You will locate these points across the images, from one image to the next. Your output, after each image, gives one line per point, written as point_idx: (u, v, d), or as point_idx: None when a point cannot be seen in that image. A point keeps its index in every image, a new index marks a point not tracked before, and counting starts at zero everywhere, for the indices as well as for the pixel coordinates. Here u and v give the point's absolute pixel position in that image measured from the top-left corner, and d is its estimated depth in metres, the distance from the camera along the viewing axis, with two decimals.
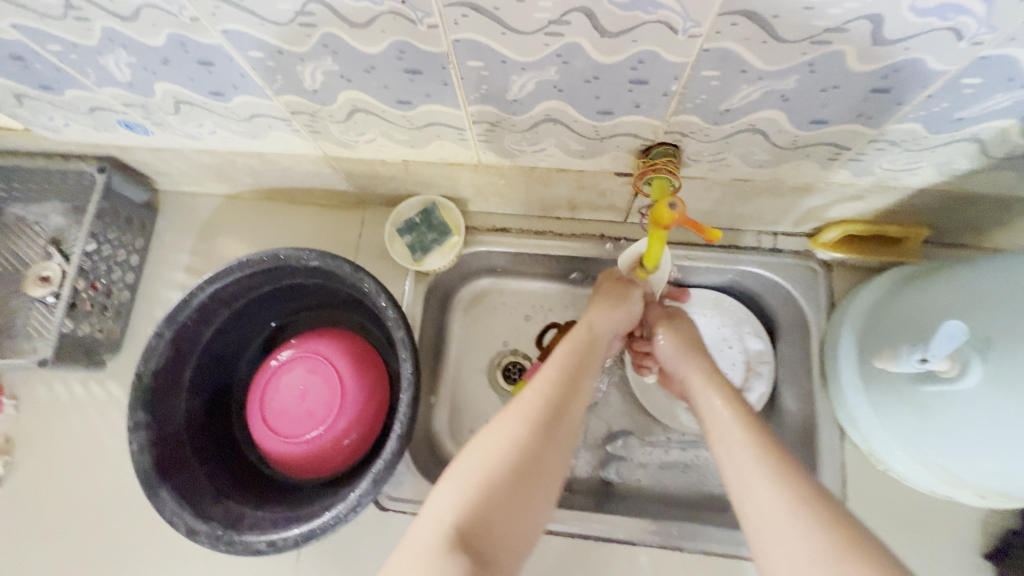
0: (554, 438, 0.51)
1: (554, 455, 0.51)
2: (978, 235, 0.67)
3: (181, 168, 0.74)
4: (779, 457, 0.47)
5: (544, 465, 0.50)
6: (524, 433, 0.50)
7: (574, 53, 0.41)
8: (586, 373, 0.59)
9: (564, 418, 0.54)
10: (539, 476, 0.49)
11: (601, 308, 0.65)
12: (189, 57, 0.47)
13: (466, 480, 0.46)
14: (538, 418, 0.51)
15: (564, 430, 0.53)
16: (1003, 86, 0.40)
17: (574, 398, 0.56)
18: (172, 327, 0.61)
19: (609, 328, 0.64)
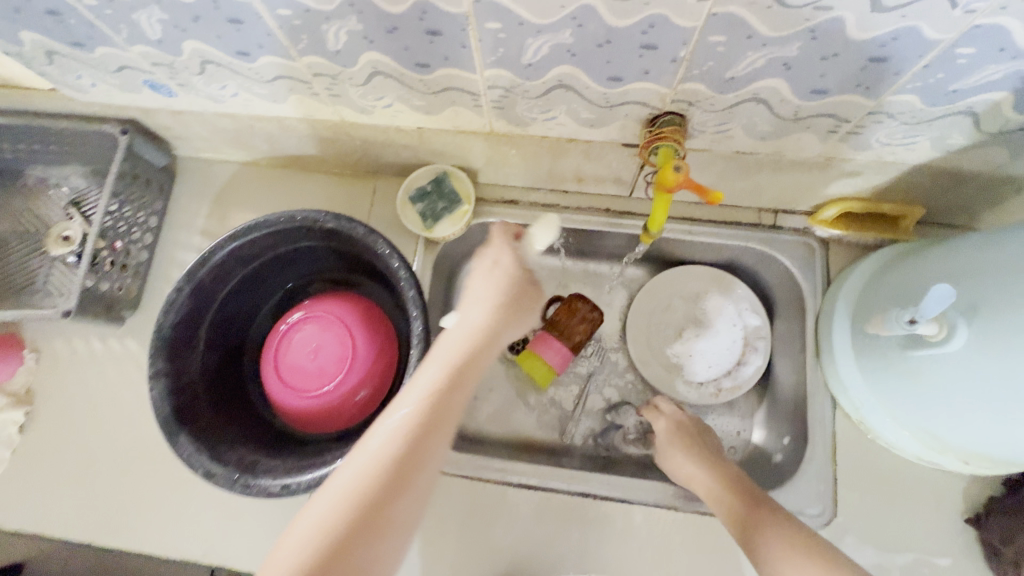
0: (427, 448, 0.44)
1: (426, 471, 0.44)
2: (972, 216, 0.69)
3: (200, 134, 0.76)
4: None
5: (403, 484, 0.42)
6: (394, 450, 0.43)
7: (588, 15, 0.43)
8: (480, 363, 0.51)
9: (438, 424, 0.45)
10: (407, 493, 0.43)
11: (502, 305, 0.54)
12: (220, 14, 0.49)
13: (327, 508, 0.41)
14: (409, 430, 0.44)
15: (441, 436, 0.45)
16: (995, 57, 0.42)
17: (460, 395, 0.48)
18: (192, 282, 0.63)
19: (507, 310, 0.54)
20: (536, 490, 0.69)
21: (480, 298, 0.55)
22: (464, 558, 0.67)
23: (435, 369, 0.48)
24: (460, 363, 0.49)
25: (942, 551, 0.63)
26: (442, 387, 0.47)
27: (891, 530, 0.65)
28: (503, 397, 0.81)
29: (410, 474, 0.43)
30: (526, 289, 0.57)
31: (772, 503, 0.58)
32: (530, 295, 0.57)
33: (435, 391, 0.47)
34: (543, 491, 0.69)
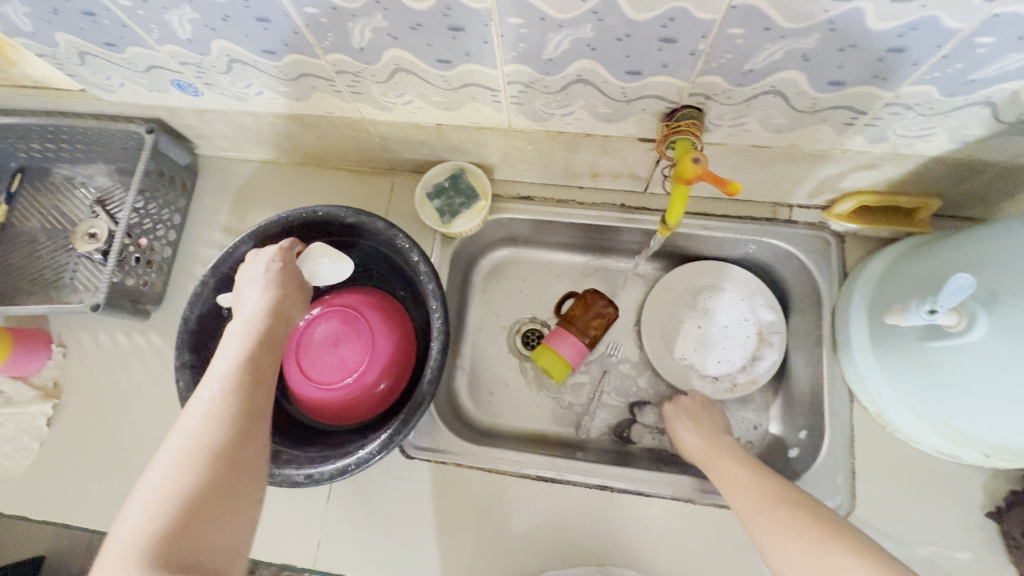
0: (249, 409, 0.44)
1: (253, 434, 0.43)
2: (989, 207, 0.69)
3: (224, 132, 0.78)
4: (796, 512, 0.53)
5: (243, 432, 0.42)
6: (209, 426, 0.42)
7: (609, 9, 0.44)
8: (281, 337, 0.52)
9: (258, 378, 0.47)
10: (240, 451, 0.41)
11: (283, 284, 0.56)
12: (249, 13, 0.50)
13: (156, 492, 0.38)
14: (218, 403, 0.43)
15: (257, 396, 0.45)
16: (1014, 45, 0.42)
17: (261, 363, 0.48)
18: (216, 276, 0.65)
19: (289, 297, 0.55)
20: (553, 483, 0.69)
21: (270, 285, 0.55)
22: (482, 549, 0.67)
23: (235, 350, 0.48)
24: (262, 340, 0.50)
25: (963, 545, 0.63)
26: (246, 360, 0.47)
27: (910, 523, 0.64)
28: (519, 391, 0.81)
29: (250, 419, 0.43)
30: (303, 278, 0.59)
31: (811, 506, 0.53)
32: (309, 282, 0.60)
33: (241, 366, 0.47)
34: (559, 484, 0.69)
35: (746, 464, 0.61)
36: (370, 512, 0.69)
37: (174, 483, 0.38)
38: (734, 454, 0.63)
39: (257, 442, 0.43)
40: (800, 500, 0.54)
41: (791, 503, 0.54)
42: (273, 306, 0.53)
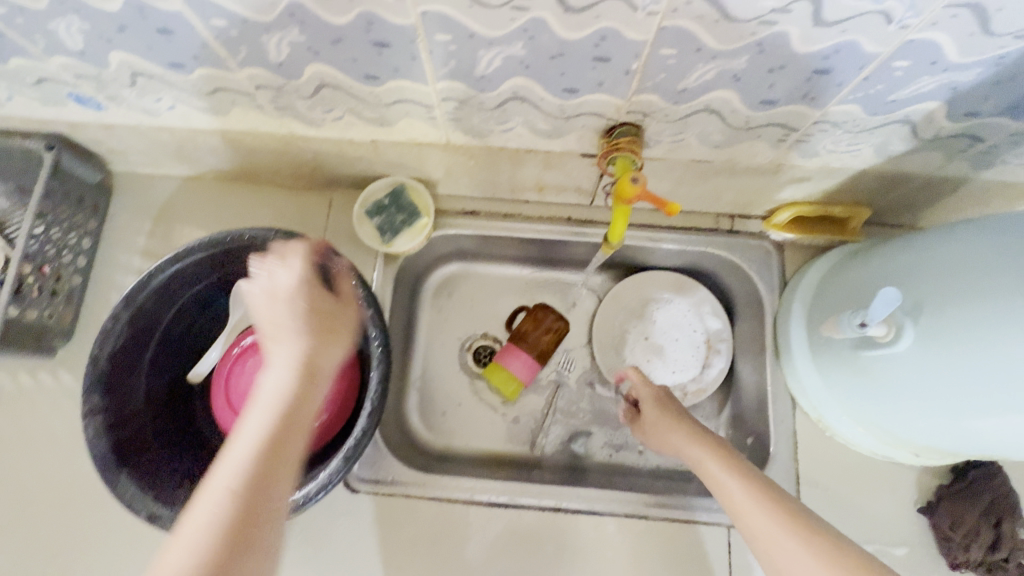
0: (262, 510, 0.38)
1: (264, 542, 0.37)
2: (914, 215, 0.72)
3: (138, 148, 0.71)
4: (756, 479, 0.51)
5: (250, 541, 0.37)
6: (218, 530, 0.36)
7: (539, 27, 0.42)
8: (311, 407, 0.43)
9: (276, 469, 0.39)
10: (248, 561, 0.36)
11: (318, 334, 0.46)
12: (148, 24, 0.45)
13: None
14: (232, 496, 0.37)
15: (273, 492, 0.39)
16: (928, 69, 0.44)
17: (285, 444, 0.40)
18: (131, 307, 0.59)
19: (324, 346, 0.46)
20: (508, 508, 0.68)
21: (290, 331, 0.45)
22: None
23: (259, 423, 0.40)
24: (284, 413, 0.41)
25: (899, 541, 0.66)
26: (268, 444, 0.39)
27: (851, 523, 0.66)
28: (471, 411, 0.79)
29: (252, 531, 0.37)
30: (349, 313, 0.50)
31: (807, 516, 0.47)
32: (347, 318, 0.50)
33: (257, 457, 0.39)
34: (514, 509, 0.68)
35: (728, 459, 0.53)
36: (314, 552, 0.65)
37: None
38: (709, 446, 0.55)
39: (264, 554, 0.37)
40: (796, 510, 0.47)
41: (786, 509, 0.47)
42: (304, 360, 0.44)
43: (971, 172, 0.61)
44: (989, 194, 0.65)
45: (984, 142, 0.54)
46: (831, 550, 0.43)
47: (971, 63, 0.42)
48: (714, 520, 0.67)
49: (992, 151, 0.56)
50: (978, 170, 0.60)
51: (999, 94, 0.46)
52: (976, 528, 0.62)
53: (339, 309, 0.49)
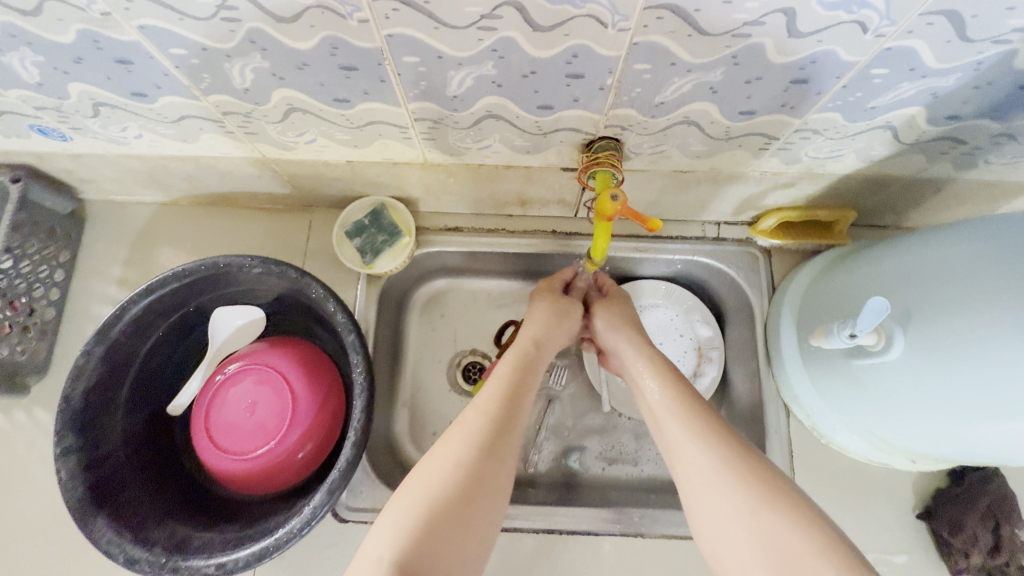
0: (498, 458, 0.49)
1: (492, 487, 0.48)
2: (900, 216, 0.71)
3: (108, 176, 0.69)
4: (706, 422, 0.50)
5: (495, 461, 0.49)
6: (469, 449, 0.49)
7: (508, 47, 0.41)
8: (527, 389, 0.57)
9: (514, 413, 0.54)
10: (481, 499, 0.47)
11: (546, 324, 0.65)
12: (105, 54, 0.44)
13: (407, 507, 0.44)
14: (475, 438, 0.49)
15: (509, 446, 0.51)
16: (906, 76, 0.43)
17: (516, 412, 0.54)
18: (104, 343, 0.57)
19: (551, 338, 0.65)
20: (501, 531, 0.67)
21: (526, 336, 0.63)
22: None
23: (500, 381, 0.57)
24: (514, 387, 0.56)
25: (898, 548, 0.65)
26: (507, 396, 0.55)
27: (849, 532, 0.66)
28: None
29: (493, 457, 0.49)
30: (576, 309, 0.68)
31: (727, 428, 0.50)
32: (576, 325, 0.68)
33: (499, 403, 0.54)
34: (508, 531, 0.67)
35: (667, 374, 0.57)
36: None
37: (438, 488, 0.45)
38: (655, 361, 0.60)
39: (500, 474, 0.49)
40: (716, 422, 0.51)
41: (705, 420, 0.51)
42: (535, 341, 0.63)
43: (954, 173, 0.60)
44: (973, 193, 0.65)
45: (966, 143, 0.54)
46: (736, 454, 0.47)
47: (949, 69, 0.42)
48: None
49: (974, 152, 0.56)
50: (961, 171, 0.60)
51: (978, 97, 0.46)
52: (974, 533, 0.61)
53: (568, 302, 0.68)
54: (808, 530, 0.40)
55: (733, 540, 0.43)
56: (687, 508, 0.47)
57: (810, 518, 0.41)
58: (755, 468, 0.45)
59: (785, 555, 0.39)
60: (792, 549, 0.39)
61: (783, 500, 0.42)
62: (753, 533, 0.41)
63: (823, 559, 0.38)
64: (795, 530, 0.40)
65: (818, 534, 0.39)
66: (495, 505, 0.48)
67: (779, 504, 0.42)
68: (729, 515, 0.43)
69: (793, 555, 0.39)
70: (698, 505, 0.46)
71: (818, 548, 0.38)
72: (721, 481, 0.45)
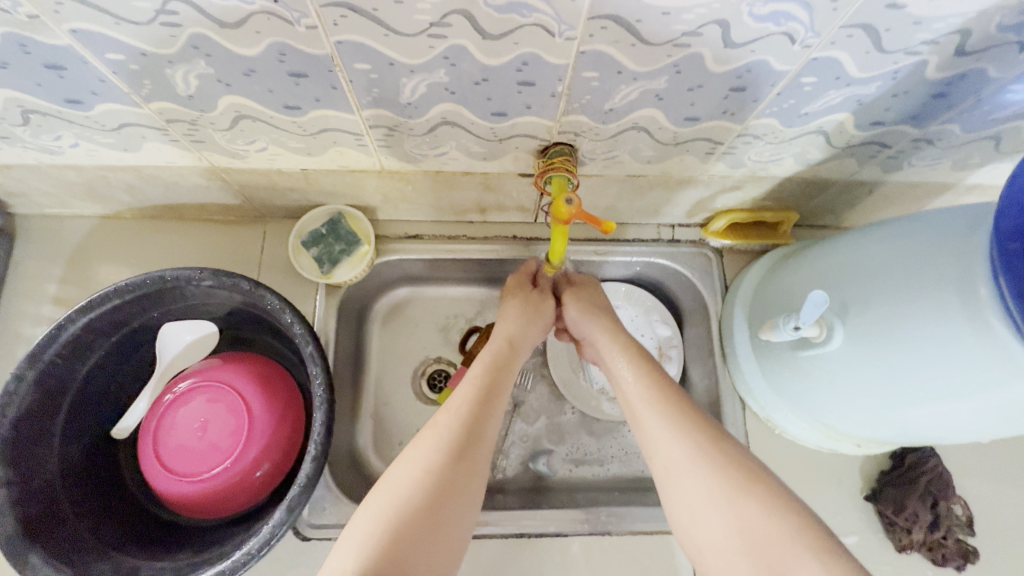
0: (470, 462, 0.49)
1: (464, 495, 0.47)
2: (838, 216, 0.76)
3: (41, 189, 0.66)
4: (679, 410, 0.52)
5: (470, 469, 0.49)
6: (441, 459, 0.48)
7: (460, 54, 0.41)
8: (500, 393, 0.57)
9: (490, 416, 0.54)
10: (452, 506, 0.46)
11: (523, 325, 0.65)
12: (33, 59, 0.42)
13: (373, 519, 0.43)
14: (450, 445, 0.49)
15: (480, 453, 0.51)
16: (833, 84, 0.46)
17: (490, 413, 0.54)
18: (36, 367, 0.54)
19: (527, 337, 0.65)
20: (469, 538, 0.66)
21: (502, 333, 0.63)
22: None
23: (472, 383, 0.56)
24: (487, 393, 0.55)
25: (850, 530, 0.68)
26: (482, 402, 0.54)
27: None
28: None
29: (466, 464, 0.49)
30: (547, 309, 0.68)
31: (701, 415, 0.51)
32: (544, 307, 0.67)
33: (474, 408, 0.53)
34: (476, 538, 0.66)
35: (644, 363, 0.58)
36: None
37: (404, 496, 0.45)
38: (627, 349, 0.60)
39: (472, 482, 0.49)
40: (689, 409, 0.52)
41: (680, 409, 0.52)
42: (510, 339, 0.63)
43: (883, 175, 0.65)
44: (901, 194, 0.70)
45: (891, 148, 0.58)
46: (710, 443, 0.48)
47: (870, 77, 0.45)
48: None
49: (898, 156, 0.60)
50: (889, 173, 0.64)
51: (898, 105, 0.50)
52: (915, 511, 0.65)
53: (541, 300, 0.68)
54: (782, 514, 0.42)
55: (711, 527, 0.44)
56: (661, 498, 0.49)
57: (784, 503, 0.43)
58: (729, 455, 0.47)
59: (761, 538, 0.41)
60: (770, 536, 0.41)
61: (759, 487, 0.44)
62: (728, 518, 0.43)
63: (798, 540, 0.40)
64: (769, 515, 0.42)
65: (793, 517, 0.42)
66: (467, 513, 0.48)
67: (752, 490, 0.44)
68: (705, 502, 0.45)
69: (768, 538, 0.41)
70: (674, 492, 0.47)
71: (792, 530, 0.41)
72: (694, 472, 0.46)
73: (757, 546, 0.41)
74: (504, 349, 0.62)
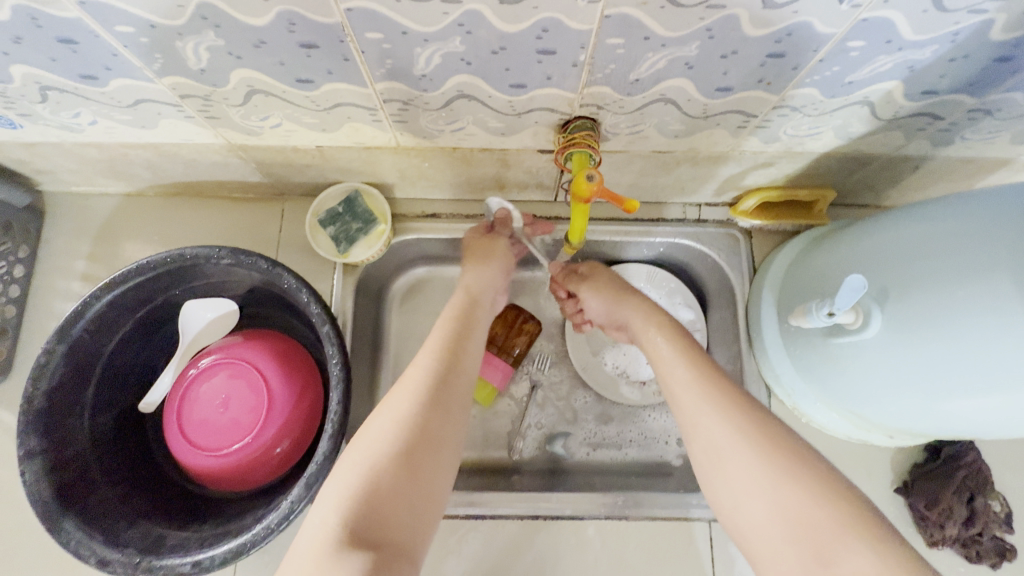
0: (443, 409, 0.49)
1: (441, 442, 0.47)
2: (878, 195, 0.72)
3: (66, 166, 0.66)
4: (722, 391, 0.49)
5: (444, 415, 0.49)
6: (413, 409, 0.48)
7: (476, 21, 0.39)
8: (467, 338, 0.57)
9: (462, 363, 0.54)
10: (430, 456, 0.46)
11: (475, 272, 0.66)
12: (46, 33, 0.41)
13: (354, 469, 0.43)
14: (423, 394, 0.49)
15: (456, 401, 0.50)
16: (883, 49, 0.42)
17: (461, 364, 0.53)
18: (66, 341, 0.55)
19: (487, 288, 0.65)
20: (485, 518, 0.67)
21: (462, 286, 0.64)
22: None
23: (440, 334, 0.56)
24: (456, 343, 0.55)
25: None
26: (450, 352, 0.54)
27: None
28: None
29: (438, 409, 0.49)
30: (499, 253, 0.68)
31: (743, 394, 0.49)
32: (498, 263, 0.68)
33: (444, 358, 0.53)
34: (492, 518, 0.67)
35: (682, 341, 0.56)
36: None
37: (381, 445, 0.45)
38: (665, 326, 0.58)
39: (447, 429, 0.48)
40: (732, 390, 0.49)
41: (722, 390, 0.49)
42: (469, 290, 0.64)
43: (932, 150, 0.60)
44: (950, 170, 0.65)
45: (943, 120, 0.53)
46: (754, 425, 0.46)
47: (927, 40, 0.41)
48: (694, 513, 0.67)
49: (951, 128, 0.55)
50: (938, 147, 0.59)
51: (954, 71, 0.45)
52: (949, 506, 0.62)
53: (492, 246, 0.69)
54: (832, 503, 0.40)
55: (755, 513, 0.43)
56: (703, 479, 0.47)
57: (834, 491, 0.41)
58: (774, 439, 0.45)
59: (809, 527, 0.40)
60: (820, 526, 0.40)
61: (807, 474, 0.42)
62: (774, 505, 0.42)
63: (849, 530, 0.39)
64: (818, 504, 0.40)
65: (843, 505, 0.40)
66: (446, 460, 0.47)
67: (799, 476, 0.42)
68: (749, 488, 0.43)
69: (817, 528, 0.40)
70: (718, 475, 0.46)
71: (840, 518, 0.40)
72: (738, 456, 0.45)
73: (803, 535, 0.40)
74: (465, 300, 0.62)
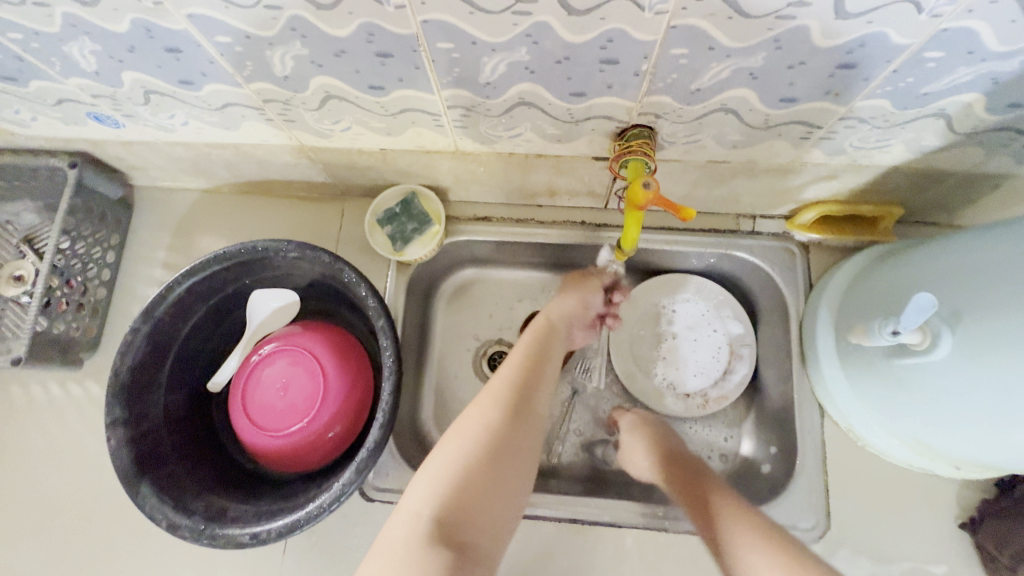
0: (524, 423, 0.51)
1: (520, 453, 0.49)
2: (951, 212, 0.68)
3: (156, 163, 0.73)
4: (784, 547, 0.44)
5: (524, 429, 0.50)
6: (500, 418, 0.50)
7: (543, 31, 0.41)
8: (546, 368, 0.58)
9: (535, 387, 0.55)
10: (510, 465, 0.47)
11: (560, 303, 0.66)
12: (156, 43, 0.46)
13: (442, 466, 0.45)
14: (507, 405, 0.51)
15: (532, 417, 0.52)
16: (964, 60, 0.40)
17: (537, 388, 0.55)
18: (149, 322, 0.60)
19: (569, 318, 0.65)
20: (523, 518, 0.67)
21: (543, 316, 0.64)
22: None
23: (520, 355, 0.58)
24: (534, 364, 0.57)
25: (937, 558, 0.62)
26: (530, 372, 0.56)
27: (886, 539, 0.63)
28: None
29: (521, 422, 0.50)
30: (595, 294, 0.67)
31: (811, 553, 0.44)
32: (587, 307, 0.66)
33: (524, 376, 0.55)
34: (530, 519, 0.67)
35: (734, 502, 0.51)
36: (331, 560, 0.66)
37: (469, 449, 0.46)
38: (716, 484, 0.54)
39: (525, 444, 0.50)
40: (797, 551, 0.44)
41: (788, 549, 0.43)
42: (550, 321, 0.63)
43: (1014, 166, 0.56)
44: None
45: None
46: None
47: (1013, 51, 0.39)
48: None
49: None
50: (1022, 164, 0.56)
51: None
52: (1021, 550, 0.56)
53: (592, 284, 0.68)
54: None
55: None
56: None
57: None
58: None
59: None
60: None
61: None
62: None
63: None
64: None
65: None
66: (524, 472, 0.48)
67: None
68: None
69: None
70: None
71: None
72: None
73: None
74: (547, 327, 0.63)
